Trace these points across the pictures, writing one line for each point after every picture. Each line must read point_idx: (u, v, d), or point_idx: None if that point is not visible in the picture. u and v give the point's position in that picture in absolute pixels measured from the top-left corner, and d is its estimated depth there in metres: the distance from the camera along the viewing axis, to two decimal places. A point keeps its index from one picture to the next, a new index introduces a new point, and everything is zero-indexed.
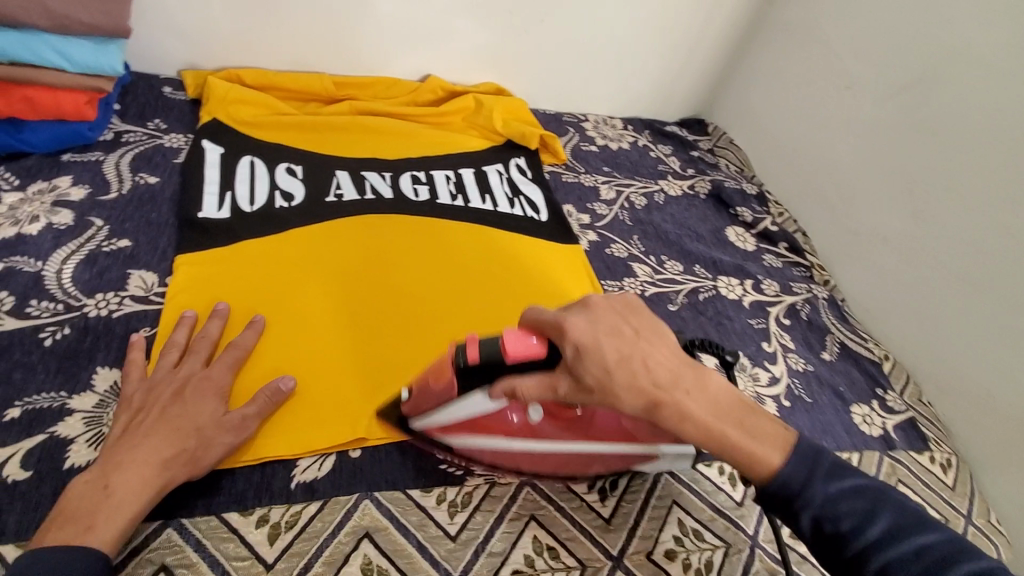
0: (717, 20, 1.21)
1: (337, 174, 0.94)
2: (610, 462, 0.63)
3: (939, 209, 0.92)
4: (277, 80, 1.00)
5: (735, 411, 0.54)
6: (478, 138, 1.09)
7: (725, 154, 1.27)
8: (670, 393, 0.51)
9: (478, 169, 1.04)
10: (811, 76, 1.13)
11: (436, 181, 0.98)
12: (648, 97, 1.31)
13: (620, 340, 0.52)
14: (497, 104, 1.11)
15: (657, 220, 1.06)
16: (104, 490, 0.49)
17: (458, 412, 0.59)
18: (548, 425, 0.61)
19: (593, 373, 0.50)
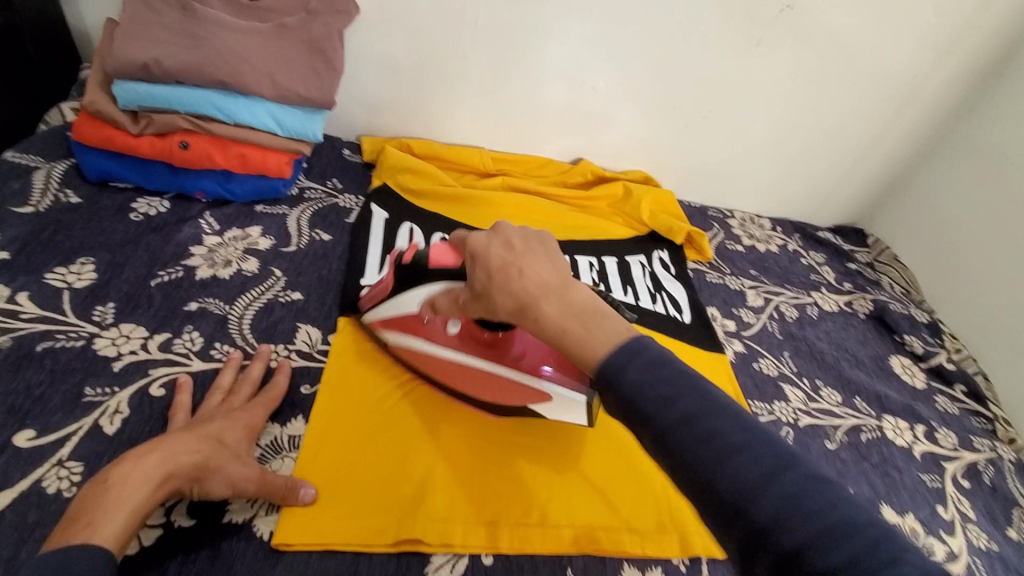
0: (892, 131, 1.13)
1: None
2: (506, 392, 0.68)
3: None
4: (444, 152, 1.06)
5: (585, 312, 0.46)
6: (622, 226, 1.08)
7: (887, 272, 1.17)
8: (538, 301, 0.47)
9: (621, 258, 1.02)
10: (1004, 203, 1.01)
11: (579, 267, 0.98)
12: (801, 199, 1.24)
13: (506, 250, 0.52)
14: (647, 193, 1.10)
15: (809, 336, 0.98)
16: (103, 483, 0.47)
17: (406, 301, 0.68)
18: (467, 342, 0.69)
19: (480, 278, 0.52)
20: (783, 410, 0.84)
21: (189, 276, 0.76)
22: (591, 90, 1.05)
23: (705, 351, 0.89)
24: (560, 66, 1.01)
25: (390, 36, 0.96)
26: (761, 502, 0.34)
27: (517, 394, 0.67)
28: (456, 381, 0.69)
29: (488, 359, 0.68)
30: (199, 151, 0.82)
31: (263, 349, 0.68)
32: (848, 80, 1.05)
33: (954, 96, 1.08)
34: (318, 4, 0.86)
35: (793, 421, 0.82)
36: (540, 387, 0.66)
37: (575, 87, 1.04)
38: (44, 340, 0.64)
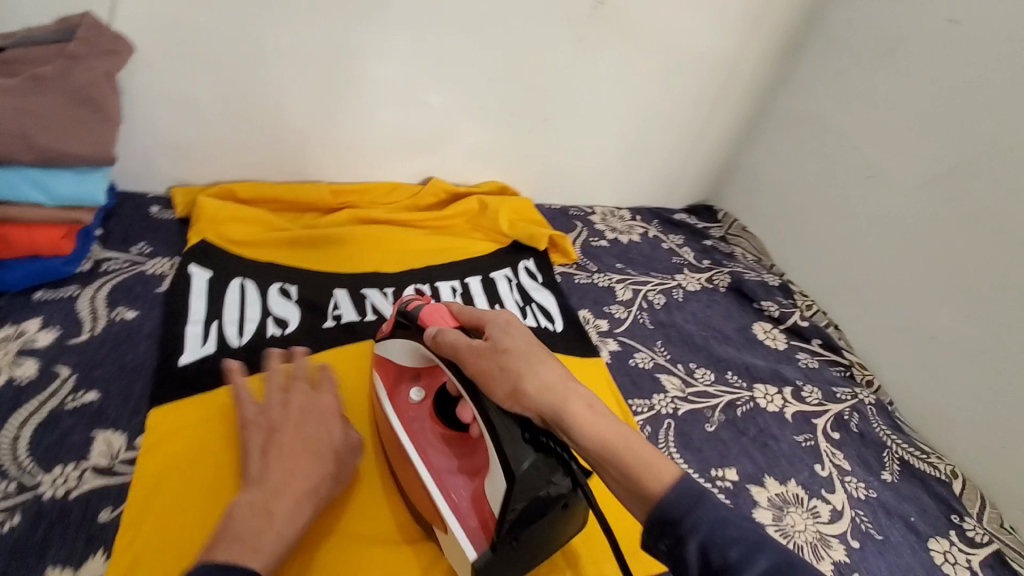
0: (719, 110, 1.19)
1: (336, 294, 0.87)
2: (429, 509, 0.60)
3: (988, 307, 0.84)
4: (274, 191, 0.95)
5: (612, 450, 0.52)
6: (484, 240, 1.04)
7: (739, 242, 1.23)
8: (574, 404, 0.53)
9: (485, 274, 0.98)
10: (821, 163, 1.08)
11: (441, 293, 0.92)
12: (654, 184, 1.27)
13: (537, 350, 0.57)
14: (502, 204, 1.06)
15: (677, 320, 0.99)
16: (267, 513, 0.53)
17: (393, 354, 0.67)
18: (429, 431, 0.65)
19: (514, 361, 0.55)
20: (662, 402, 0.83)
21: None
22: (423, 106, 0.99)
23: (580, 356, 0.87)
24: (386, 85, 0.95)
25: (177, 71, 0.84)
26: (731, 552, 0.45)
27: (428, 509, 0.61)
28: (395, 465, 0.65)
29: (439, 458, 0.62)
30: None
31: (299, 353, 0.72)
32: (669, 68, 1.09)
33: (764, 73, 1.16)
34: (77, 45, 0.72)
35: (674, 410, 0.82)
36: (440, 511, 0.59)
37: (407, 103, 0.98)
38: None
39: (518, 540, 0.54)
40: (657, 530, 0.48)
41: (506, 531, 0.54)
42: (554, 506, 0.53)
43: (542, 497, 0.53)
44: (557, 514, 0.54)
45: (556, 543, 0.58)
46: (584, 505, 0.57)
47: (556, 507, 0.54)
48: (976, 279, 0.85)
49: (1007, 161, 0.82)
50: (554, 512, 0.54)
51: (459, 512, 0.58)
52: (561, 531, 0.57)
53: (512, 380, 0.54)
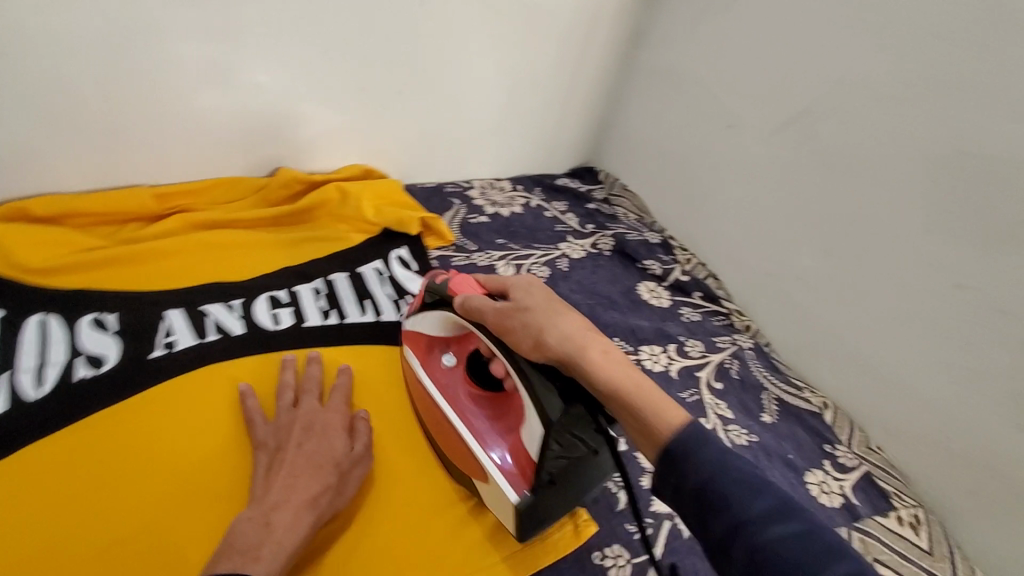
0: (585, 67, 1.15)
1: (168, 317, 0.75)
2: (469, 466, 0.64)
3: (842, 243, 0.87)
4: (76, 206, 0.80)
5: (623, 392, 0.56)
6: (350, 231, 0.94)
7: (621, 203, 1.21)
8: (587, 350, 0.58)
9: (352, 270, 0.88)
10: (688, 115, 1.08)
11: (301, 299, 0.82)
12: (531, 150, 1.22)
13: (562, 311, 0.62)
14: (364, 189, 0.97)
15: (562, 291, 0.96)
16: (266, 523, 0.52)
17: (426, 325, 0.72)
18: (461, 389, 0.69)
19: (539, 315, 0.61)
20: None
21: None
22: (252, 87, 0.87)
23: None
24: (199, 67, 0.81)
25: None
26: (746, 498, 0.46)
27: (468, 465, 0.64)
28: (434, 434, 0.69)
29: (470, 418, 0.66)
30: None
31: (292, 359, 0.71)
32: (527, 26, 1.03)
33: (625, 26, 1.12)
34: None
35: None
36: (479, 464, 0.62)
37: (232, 88, 0.85)
38: None
39: (557, 482, 0.58)
40: (669, 472, 0.50)
41: (545, 473, 0.58)
42: (585, 449, 0.59)
43: (571, 442, 0.58)
44: (586, 460, 0.59)
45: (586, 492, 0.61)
46: (608, 463, 0.61)
47: (587, 453, 0.59)
48: (828, 217, 0.88)
49: (844, 100, 0.84)
50: (586, 458, 0.59)
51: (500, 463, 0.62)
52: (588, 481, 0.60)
53: (534, 333, 0.60)
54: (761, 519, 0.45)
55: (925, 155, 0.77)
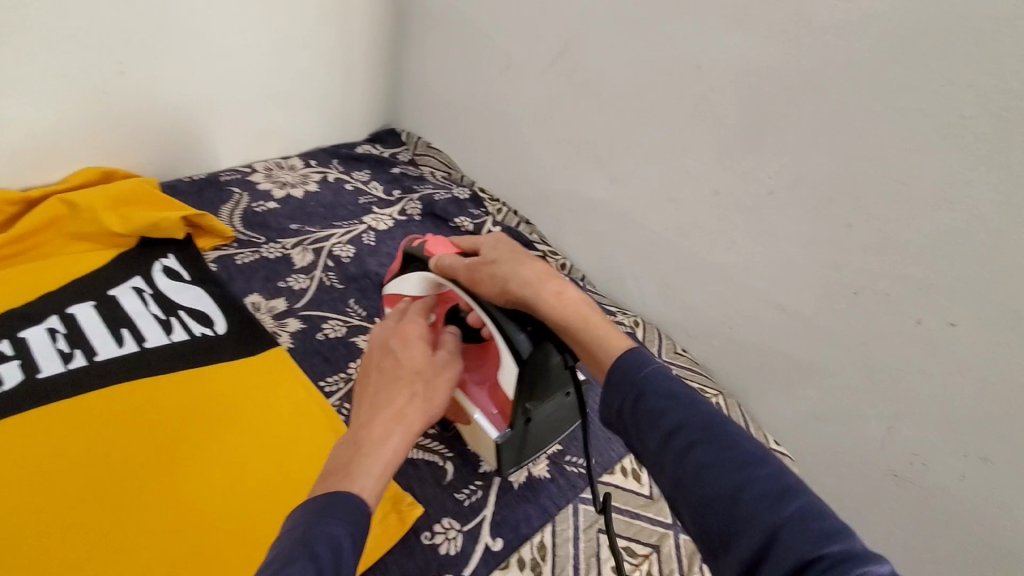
0: (353, 22, 1.05)
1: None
2: (458, 413, 0.64)
3: (623, 167, 0.89)
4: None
5: (571, 323, 0.54)
6: (93, 250, 0.79)
7: (427, 162, 1.15)
8: (543, 294, 0.55)
9: (101, 294, 0.75)
10: (469, 60, 1.03)
11: (31, 344, 0.68)
12: (321, 121, 1.11)
13: (521, 256, 0.57)
14: (99, 194, 0.79)
15: (370, 268, 0.89)
16: (353, 442, 0.47)
17: (404, 286, 0.68)
18: None
19: (502, 261, 0.57)
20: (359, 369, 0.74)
21: None
22: None
23: (255, 356, 0.72)
24: None
25: None
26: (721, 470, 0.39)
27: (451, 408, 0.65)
28: None
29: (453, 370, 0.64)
30: None
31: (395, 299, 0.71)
32: None
33: None
34: None
35: None
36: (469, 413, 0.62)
37: None
38: None
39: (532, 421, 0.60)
40: (622, 405, 0.45)
41: (521, 414, 0.60)
42: (557, 392, 0.60)
43: (541, 377, 0.57)
44: (557, 401, 0.61)
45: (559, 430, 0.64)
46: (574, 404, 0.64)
47: (558, 394, 0.61)
48: (607, 144, 0.90)
49: (597, 26, 0.84)
50: (559, 400, 0.61)
51: (481, 407, 0.62)
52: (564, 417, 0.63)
53: (501, 283, 0.57)
54: (740, 501, 0.38)
55: (668, 73, 0.79)
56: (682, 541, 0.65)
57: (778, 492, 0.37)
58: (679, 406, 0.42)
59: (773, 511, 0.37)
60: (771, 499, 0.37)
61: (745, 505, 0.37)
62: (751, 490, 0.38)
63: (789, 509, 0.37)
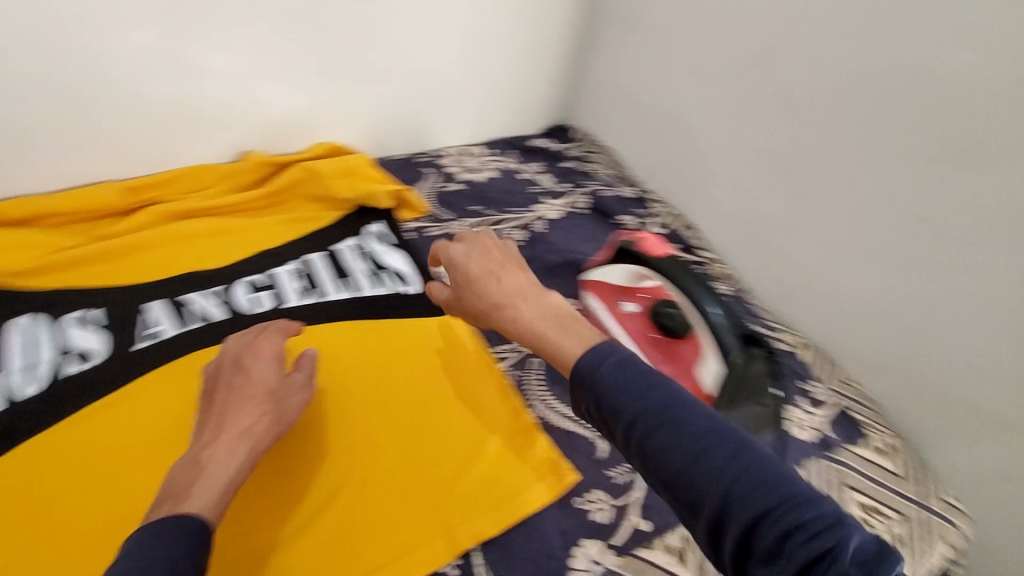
0: (549, 24, 1.13)
1: (152, 307, 0.76)
2: None
3: (811, 182, 0.88)
4: (48, 203, 0.81)
5: (563, 316, 0.54)
6: (323, 210, 0.94)
7: (596, 159, 1.20)
8: (515, 303, 0.56)
9: (326, 249, 0.88)
10: (655, 65, 1.06)
11: (280, 279, 0.83)
12: (502, 115, 1.21)
13: (490, 263, 0.60)
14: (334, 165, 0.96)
15: (539, 254, 0.97)
16: (196, 466, 0.51)
17: (610, 274, 0.77)
18: (635, 334, 0.75)
19: (474, 270, 0.60)
20: None
21: None
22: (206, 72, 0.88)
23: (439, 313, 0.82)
24: (144, 58, 0.83)
25: None
26: (706, 443, 0.42)
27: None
28: None
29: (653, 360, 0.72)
30: None
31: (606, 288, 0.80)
32: None
33: None
34: None
35: None
36: None
37: (182, 75, 0.87)
38: None
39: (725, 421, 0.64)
40: (586, 396, 0.47)
41: None
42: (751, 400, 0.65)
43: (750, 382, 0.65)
44: None
45: None
46: None
47: None
48: (795, 158, 0.89)
49: (803, 38, 0.84)
50: None
51: None
52: None
53: (469, 291, 0.60)
54: (698, 468, 0.41)
55: (882, 90, 0.78)
56: None
57: (758, 467, 0.41)
58: (631, 388, 0.45)
59: (746, 479, 0.40)
60: (746, 468, 0.41)
61: (728, 469, 0.41)
62: (728, 460, 0.41)
63: (767, 485, 0.40)
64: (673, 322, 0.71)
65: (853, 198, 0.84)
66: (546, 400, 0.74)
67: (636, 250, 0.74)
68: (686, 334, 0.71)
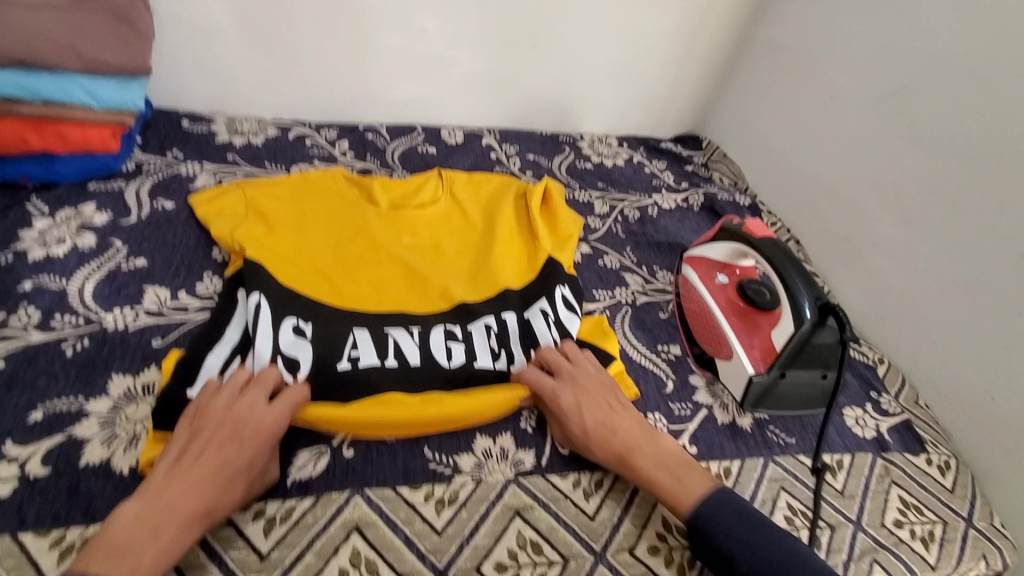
0: (704, 40, 1.25)
1: (354, 331, 0.73)
2: (719, 348, 0.83)
3: (924, 213, 0.92)
4: (292, 193, 0.86)
5: (675, 464, 0.66)
6: (520, 261, 0.86)
7: (719, 168, 1.29)
8: (634, 452, 0.66)
9: (520, 314, 0.79)
10: (798, 89, 1.14)
11: (474, 337, 0.76)
12: (642, 114, 1.34)
13: (599, 410, 0.69)
14: (540, 220, 0.90)
15: (649, 232, 1.08)
16: (120, 552, 0.50)
17: (712, 251, 0.90)
18: (721, 300, 0.86)
19: (587, 421, 0.68)
20: (623, 294, 0.94)
21: (21, 258, 0.75)
22: (420, 32, 1.09)
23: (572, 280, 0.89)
24: (379, 11, 1.04)
25: None
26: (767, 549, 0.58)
27: (711, 341, 0.84)
28: (697, 330, 0.87)
29: (732, 322, 0.83)
30: (11, 134, 0.80)
31: (695, 259, 0.92)
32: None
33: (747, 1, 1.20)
34: None
35: (632, 301, 0.93)
36: (730, 349, 0.81)
37: (403, 30, 1.08)
38: None
39: (788, 376, 0.77)
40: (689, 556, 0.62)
41: (780, 367, 0.77)
42: (816, 369, 0.78)
43: (813, 348, 0.76)
44: (811, 380, 0.78)
45: (804, 408, 0.80)
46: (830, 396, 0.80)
47: (816, 374, 0.78)
48: (912, 191, 0.94)
49: (946, 78, 0.89)
50: (812, 377, 0.78)
51: (746, 350, 0.80)
52: (808, 397, 0.79)
53: (581, 441, 0.68)
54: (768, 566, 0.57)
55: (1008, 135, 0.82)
56: (862, 537, 0.70)
57: None
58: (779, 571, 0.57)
59: None
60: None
61: None
62: None
63: None
64: (760, 298, 0.81)
65: (966, 235, 0.87)
66: (629, 338, 0.87)
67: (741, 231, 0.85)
68: (771, 309, 0.80)
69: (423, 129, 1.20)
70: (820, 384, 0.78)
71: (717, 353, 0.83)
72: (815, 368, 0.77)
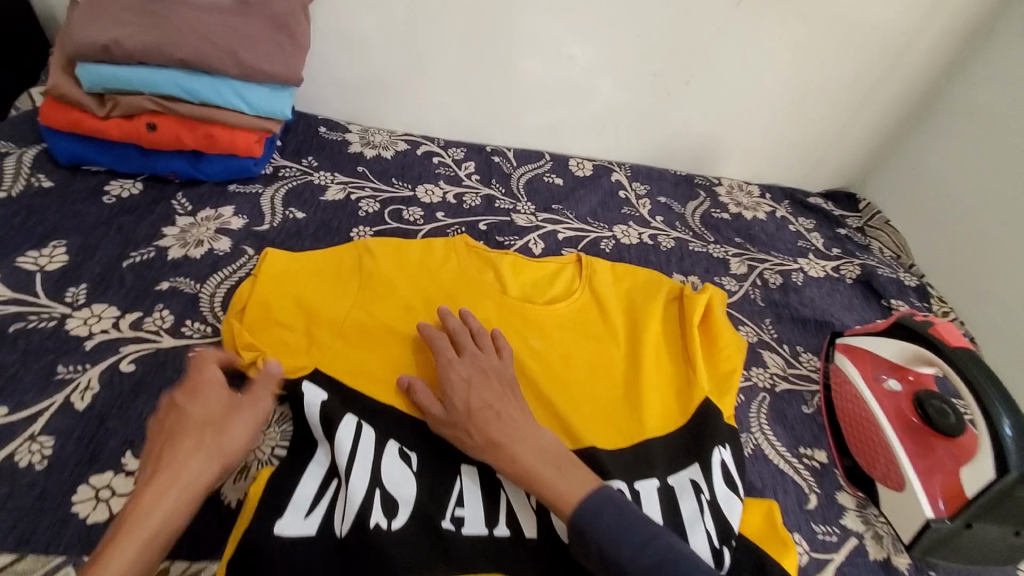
0: (882, 89, 1.09)
1: (461, 476, 0.65)
2: (886, 471, 0.70)
3: None
4: (409, 268, 0.81)
5: (559, 458, 0.59)
6: (664, 394, 0.76)
7: (878, 236, 1.13)
8: (515, 443, 0.60)
9: (662, 478, 0.67)
10: None
11: None
12: (791, 165, 1.21)
13: (490, 395, 0.64)
14: (696, 343, 0.79)
15: (792, 303, 0.96)
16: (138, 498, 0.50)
17: (882, 348, 0.77)
18: (891, 413, 0.73)
19: (461, 400, 0.63)
20: (760, 377, 0.83)
21: (162, 256, 0.77)
22: (567, 58, 1.02)
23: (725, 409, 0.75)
24: (529, 35, 0.99)
25: (359, 10, 0.96)
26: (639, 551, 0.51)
27: (873, 459, 0.71)
28: (855, 442, 0.74)
29: (905, 442, 0.71)
30: (167, 132, 0.82)
31: (857, 352, 0.80)
32: (836, 41, 1.03)
33: (944, 54, 1.05)
34: None
35: (771, 387, 0.82)
36: (903, 479, 0.68)
37: (551, 57, 1.02)
38: (17, 321, 0.66)
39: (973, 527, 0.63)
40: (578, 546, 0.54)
41: (966, 515, 0.62)
42: (1010, 524, 0.62)
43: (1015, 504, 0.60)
44: (1001, 536, 0.63)
45: (983, 563, 0.65)
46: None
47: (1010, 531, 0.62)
48: None
49: None
50: (1003, 534, 0.63)
51: (922, 482, 0.67)
52: (992, 553, 0.64)
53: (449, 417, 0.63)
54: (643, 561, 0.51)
55: None
56: None
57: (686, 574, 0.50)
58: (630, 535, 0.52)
59: None
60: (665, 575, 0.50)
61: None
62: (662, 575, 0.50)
63: None
64: (941, 419, 0.69)
65: None
66: (766, 434, 0.76)
67: (931, 334, 0.71)
68: (953, 435, 0.68)
69: (551, 157, 1.13)
70: (1013, 542, 0.63)
71: (880, 477, 0.70)
72: (1010, 523, 0.62)
